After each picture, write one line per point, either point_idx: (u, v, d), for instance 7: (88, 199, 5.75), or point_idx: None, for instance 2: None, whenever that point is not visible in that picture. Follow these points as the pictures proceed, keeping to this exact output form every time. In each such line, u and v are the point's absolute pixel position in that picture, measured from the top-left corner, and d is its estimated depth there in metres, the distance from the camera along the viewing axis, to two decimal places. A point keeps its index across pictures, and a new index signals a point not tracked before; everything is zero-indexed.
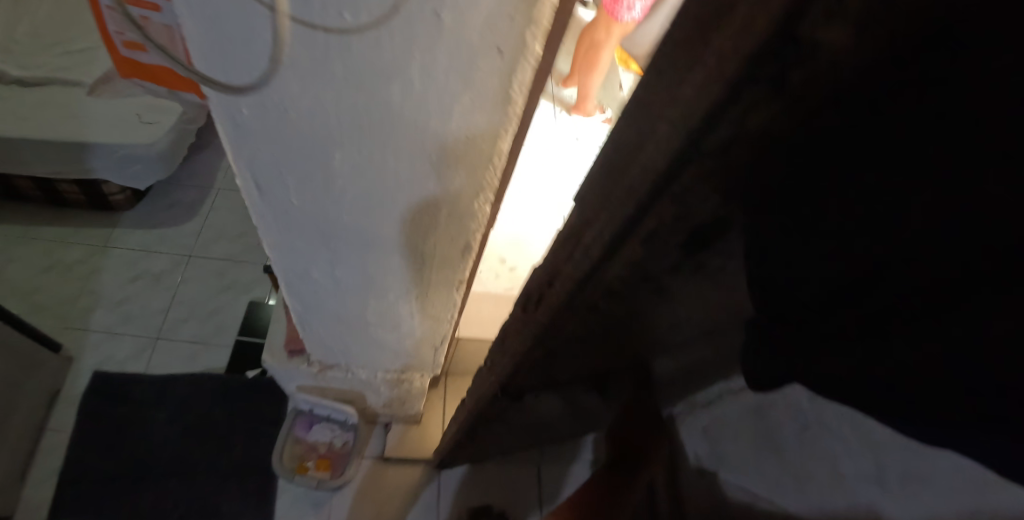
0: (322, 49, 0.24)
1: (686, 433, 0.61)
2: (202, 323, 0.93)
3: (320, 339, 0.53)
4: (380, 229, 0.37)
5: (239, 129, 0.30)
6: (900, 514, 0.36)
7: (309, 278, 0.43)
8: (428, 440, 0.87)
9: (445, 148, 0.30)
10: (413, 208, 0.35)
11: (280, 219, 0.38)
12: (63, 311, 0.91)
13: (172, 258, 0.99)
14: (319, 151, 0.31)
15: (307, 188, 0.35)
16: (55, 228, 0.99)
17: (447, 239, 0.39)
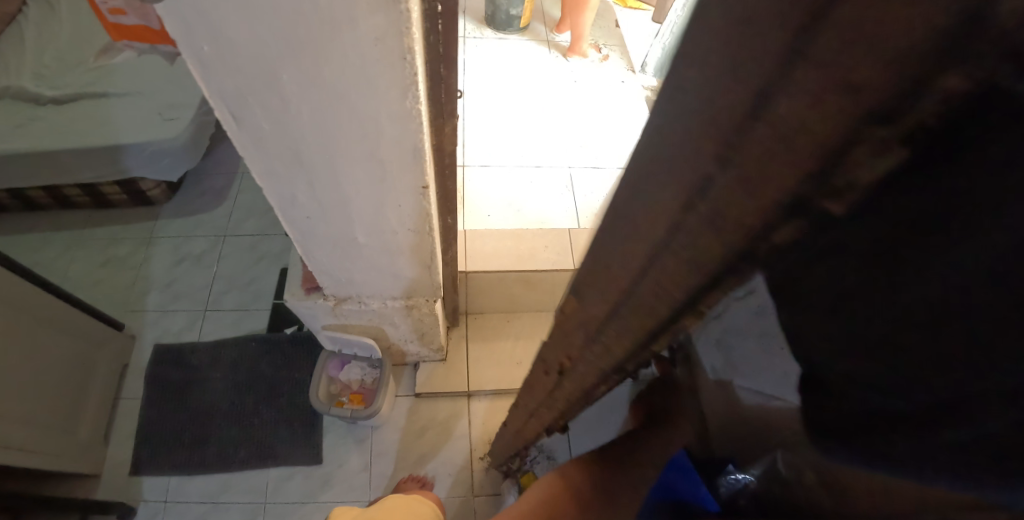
0: None
1: None
2: (241, 293, 1.03)
3: (326, 268, 0.58)
4: (341, 143, 0.41)
5: (199, 63, 0.34)
6: None
7: (297, 204, 0.48)
8: (454, 376, 0.94)
9: (367, 50, 0.33)
10: (361, 116, 0.38)
11: (257, 148, 0.42)
12: (122, 297, 1.03)
13: (209, 240, 1.09)
14: (266, 74, 0.35)
15: (269, 114, 0.38)
16: (106, 227, 1.10)
17: (396, 145, 0.42)
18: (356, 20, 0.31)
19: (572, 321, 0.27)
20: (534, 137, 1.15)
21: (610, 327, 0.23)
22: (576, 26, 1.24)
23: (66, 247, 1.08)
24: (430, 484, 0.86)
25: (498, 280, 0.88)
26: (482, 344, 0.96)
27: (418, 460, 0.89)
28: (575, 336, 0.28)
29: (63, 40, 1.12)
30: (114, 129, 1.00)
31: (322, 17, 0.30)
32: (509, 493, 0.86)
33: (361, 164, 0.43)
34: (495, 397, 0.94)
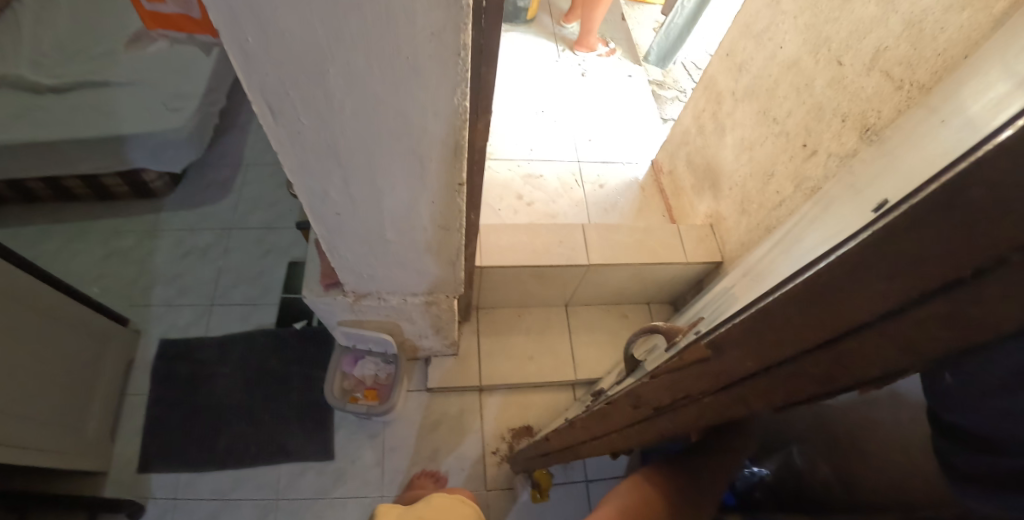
0: None
1: None
2: (249, 287, 1.01)
3: (348, 263, 0.57)
4: (381, 139, 0.40)
5: (246, 57, 0.33)
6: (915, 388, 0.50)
7: (329, 199, 0.47)
8: (466, 371, 0.93)
9: (420, 46, 0.32)
10: (407, 112, 0.38)
11: (295, 143, 0.41)
12: (126, 291, 1.01)
13: (213, 233, 1.07)
14: (314, 68, 0.34)
15: (312, 109, 0.37)
16: (107, 219, 1.08)
17: (437, 142, 0.41)
18: (415, 13, 0.30)
19: (712, 370, 0.27)
20: (543, 131, 1.14)
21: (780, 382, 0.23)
22: (587, 21, 1.23)
23: (65, 240, 1.05)
24: (444, 479, 0.86)
25: (511, 276, 0.88)
26: (493, 338, 0.97)
27: (432, 455, 0.89)
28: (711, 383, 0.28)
29: (60, 27, 1.09)
30: (116, 119, 0.97)
31: (381, 10, 0.30)
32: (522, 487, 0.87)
33: (399, 161, 0.43)
34: (507, 392, 0.94)
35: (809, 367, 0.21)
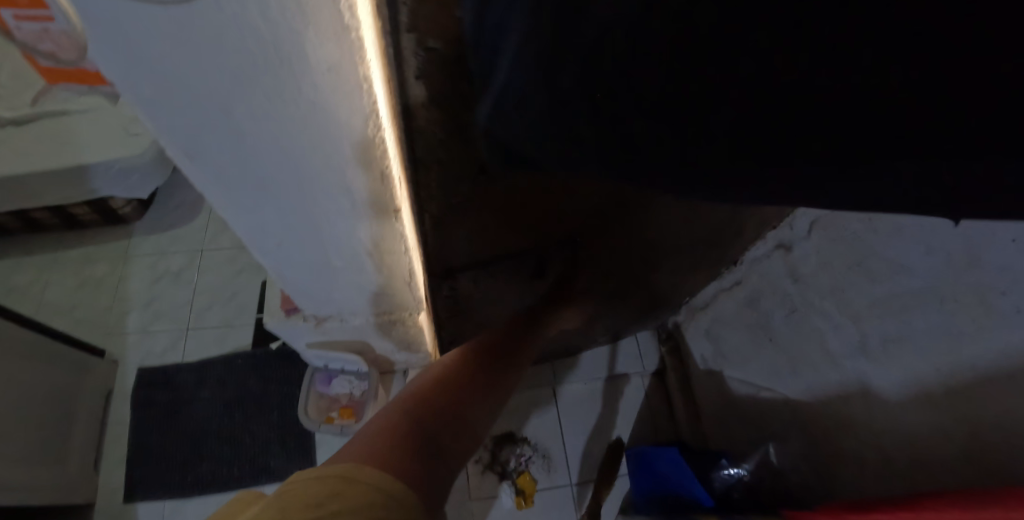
0: (160, 19, 0.25)
1: (695, 340, 0.96)
2: (224, 308, 1.01)
3: (296, 292, 0.57)
4: (300, 176, 0.40)
5: (147, 110, 0.32)
6: (878, 375, 0.58)
7: (266, 234, 0.47)
8: None
9: (321, 84, 0.32)
10: (321, 148, 0.37)
11: (220, 186, 0.40)
12: (102, 321, 1.00)
13: (186, 255, 1.06)
14: (218, 115, 0.33)
15: (228, 153, 0.37)
16: (79, 249, 1.07)
17: (362, 173, 0.40)
18: (305, 55, 0.29)
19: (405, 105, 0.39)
20: None
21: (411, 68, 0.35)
22: None
23: (39, 273, 1.04)
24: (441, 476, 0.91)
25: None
26: None
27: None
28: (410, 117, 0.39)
29: (16, 57, 1.07)
30: (78, 149, 0.96)
31: (269, 56, 0.29)
32: (505, 494, 0.92)
33: (324, 195, 0.42)
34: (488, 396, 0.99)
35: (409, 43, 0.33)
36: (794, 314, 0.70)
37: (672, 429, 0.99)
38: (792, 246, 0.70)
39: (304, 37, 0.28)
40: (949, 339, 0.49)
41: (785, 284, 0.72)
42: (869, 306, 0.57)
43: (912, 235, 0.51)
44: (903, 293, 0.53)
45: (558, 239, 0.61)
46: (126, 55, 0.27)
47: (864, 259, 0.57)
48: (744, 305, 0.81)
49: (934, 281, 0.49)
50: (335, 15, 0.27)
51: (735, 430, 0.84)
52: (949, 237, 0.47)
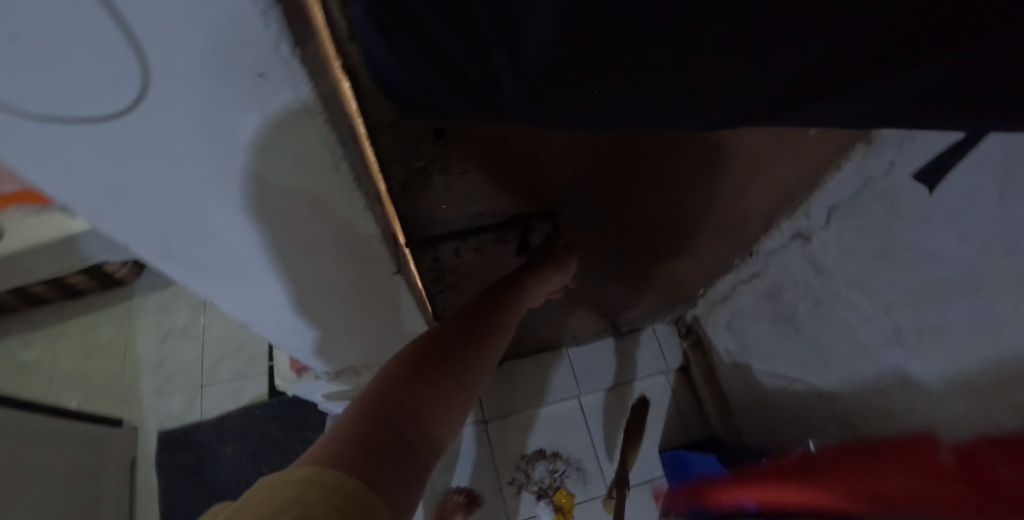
0: (108, 135, 0.24)
1: (717, 334, 0.94)
2: (236, 360, 1.00)
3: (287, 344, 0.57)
4: (271, 250, 0.38)
5: (119, 221, 0.32)
6: (917, 367, 0.57)
7: (265, 305, 0.46)
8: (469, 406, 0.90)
9: (290, 168, 0.30)
10: (290, 222, 0.35)
11: (209, 273, 0.40)
12: (115, 387, 0.99)
13: (190, 309, 1.05)
14: (191, 213, 0.32)
15: (210, 244, 0.36)
16: (81, 317, 1.05)
17: (351, 241, 0.39)
18: (259, 145, 0.28)
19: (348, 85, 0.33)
20: None
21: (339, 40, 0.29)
22: None
23: (45, 347, 1.03)
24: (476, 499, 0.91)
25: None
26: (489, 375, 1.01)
27: (468, 483, 0.94)
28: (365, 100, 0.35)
29: None
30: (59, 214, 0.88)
31: (229, 153, 0.28)
32: (543, 513, 0.91)
33: (309, 261, 0.41)
34: (510, 415, 0.98)
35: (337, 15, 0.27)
36: (819, 307, 0.69)
37: (703, 425, 0.97)
38: (810, 236, 0.69)
39: (254, 130, 0.26)
40: (995, 329, 0.47)
41: (807, 274, 0.71)
42: (900, 297, 0.56)
43: (941, 224, 0.49)
44: (937, 282, 0.52)
45: (543, 204, 0.57)
46: (67, 172, 0.26)
47: (890, 249, 0.56)
48: (765, 298, 0.80)
49: (971, 270, 0.47)
50: (288, 105, 0.25)
51: (772, 425, 0.84)
52: (985, 223, 0.45)
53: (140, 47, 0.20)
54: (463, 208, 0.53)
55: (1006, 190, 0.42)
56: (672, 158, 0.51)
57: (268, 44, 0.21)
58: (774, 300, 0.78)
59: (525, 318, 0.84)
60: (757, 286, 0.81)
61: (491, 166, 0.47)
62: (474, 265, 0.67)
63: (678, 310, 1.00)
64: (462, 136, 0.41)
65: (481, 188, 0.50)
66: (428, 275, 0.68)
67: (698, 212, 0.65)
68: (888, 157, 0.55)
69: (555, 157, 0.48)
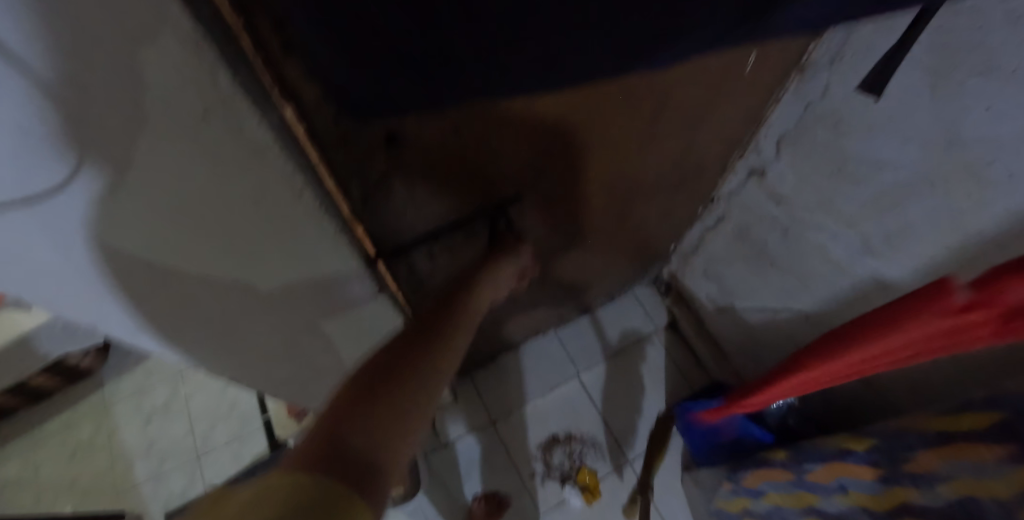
0: (37, 170, 0.23)
1: (696, 283, 0.95)
2: (229, 422, 0.96)
3: (253, 356, 0.57)
4: (222, 258, 0.38)
5: (94, 267, 0.32)
6: (891, 270, 0.60)
7: (243, 321, 0.48)
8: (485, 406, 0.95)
9: (227, 159, 0.30)
10: (234, 222, 0.36)
11: (188, 301, 0.41)
12: (109, 481, 0.94)
13: (168, 383, 1.00)
14: (155, 240, 0.33)
15: (185, 268, 0.37)
16: (54, 420, 0.99)
17: (302, 223, 0.41)
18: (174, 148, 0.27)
19: (292, 101, 0.32)
20: None
21: (281, 59, 0.29)
22: None
23: (23, 460, 0.97)
24: (506, 499, 0.92)
25: (480, 327, 0.84)
26: (487, 376, 1.00)
27: (492, 486, 0.93)
28: (314, 114, 0.34)
29: None
30: None
31: (170, 161, 0.28)
32: (572, 496, 0.92)
33: (276, 263, 0.43)
34: (517, 410, 0.98)
35: (268, 32, 0.27)
36: (787, 236, 0.72)
37: (702, 372, 1.00)
38: (764, 171, 0.71)
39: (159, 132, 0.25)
40: (957, 219, 0.50)
41: (769, 208, 0.73)
42: (862, 209, 0.59)
43: (886, 131, 0.52)
44: (892, 187, 0.55)
45: (508, 193, 0.55)
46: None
47: (844, 165, 0.59)
48: (735, 240, 0.81)
49: (920, 169, 0.51)
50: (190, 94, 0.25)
51: (764, 358, 0.86)
52: (923, 124, 0.48)
53: (53, 92, 0.19)
54: (427, 210, 0.52)
55: (939, 88, 0.44)
56: (627, 122, 0.52)
57: (172, 36, 0.21)
58: (743, 240, 0.80)
59: (508, 310, 0.84)
60: (723, 229, 0.83)
61: (447, 164, 0.46)
62: (443, 266, 0.65)
63: (654, 270, 1.01)
64: (412, 139, 0.40)
65: (438, 188, 0.49)
66: (404, 285, 0.66)
67: (655, 171, 0.65)
68: (824, 81, 0.57)
69: (509, 143, 0.47)
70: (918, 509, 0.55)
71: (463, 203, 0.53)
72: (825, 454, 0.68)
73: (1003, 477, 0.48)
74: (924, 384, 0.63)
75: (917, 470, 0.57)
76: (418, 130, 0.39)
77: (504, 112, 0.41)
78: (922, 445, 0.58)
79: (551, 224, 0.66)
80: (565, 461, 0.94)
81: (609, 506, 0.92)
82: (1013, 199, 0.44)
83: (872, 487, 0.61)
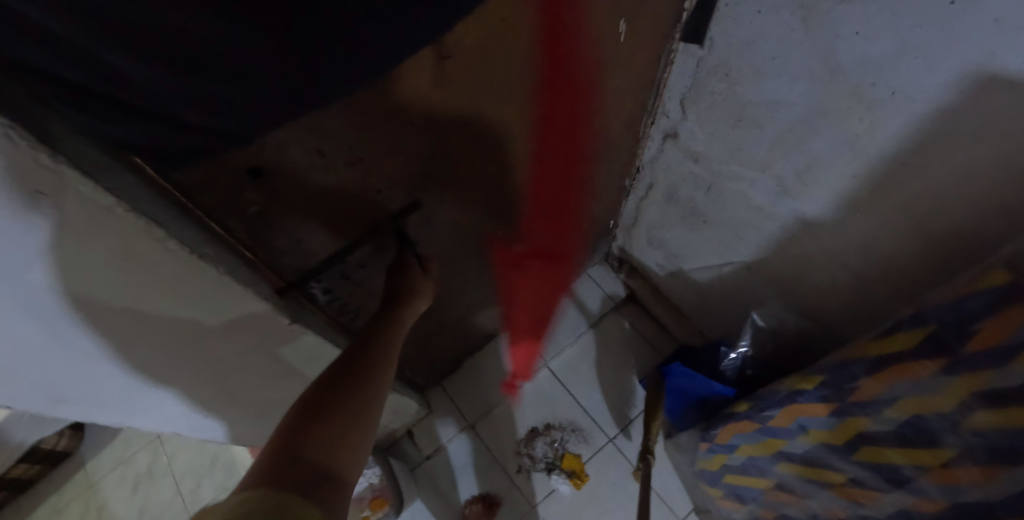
0: None
1: (643, 252, 0.95)
2: (213, 476, 0.96)
3: (189, 409, 0.57)
4: (149, 325, 0.40)
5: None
6: (810, 207, 0.60)
7: (167, 377, 0.48)
8: (461, 406, 0.99)
9: (79, 222, 0.29)
10: (130, 288, 0.36)
11: (98, 364, 0.41)
12: None
13: (148, 449, 1.00)
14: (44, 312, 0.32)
15: (84, 332, 0.36)
16: (42, 505, 1.00)
17: (189, 271, 0.39)
18: (61, 223, 0.28)
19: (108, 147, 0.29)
20: None
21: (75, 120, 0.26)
22: None
23: None
24: (496, 500, 0.93)
25: (433, 333, 0.85)
26: (458, 381, 1.01)
27: (483, 488, 0.94)
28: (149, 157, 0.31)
29: None
30: None
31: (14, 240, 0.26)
32: (560, 483, 0.93)
33: (177, 319, 0.42)
34: (494, 409, 0.99)
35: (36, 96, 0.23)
36: (710, 192, 0.72)
37: (667, 336, 1.02)
38: (676, 132, 0.70)
39: (73, 210, 0.28)
40: (856, 145, 0.50)
41: (689, 167, 0.72)
42: (770, 151, 0.59)
43: (774, 74, 0.50)
44: (790, 126, 0.54)
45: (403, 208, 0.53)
46: None
47: (743, 112, 0.57)
48: (666, 203, 0.81)
49: (810, 103, 0.50)
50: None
51: (719, 312, 0.88)
52: (804, 57, 0.46)
53: None
54: (326, 230, 0.51)
55: (808, 18, 0.42)
56: (513, 117, 0.50)
57: None
58: (673, 202, 0.79)
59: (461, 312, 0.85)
60: (652, 195, 0.83)
61: (327, 183, 0.44)
62: (365, 279, 0.64)
63: (603, 245, 1.01)
64: (275, 165, 0.39)
65: (326, 209, 0.47)
66: (330, 306, 0.65)
67: (563, 153, 0.64)
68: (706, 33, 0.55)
69: (389, 155, 0.45)
70: (873, 437, 0.56)
71: (365, 218, 0.52)
72: (781, 398, 0.68)
73: (942, 387, 0.49)
74: (865, 307, 0.64)
75: (864, 398, 0.57)
76: (278, 155, 0.37)
77: (372, 126, 0.40)
78: (865, 372, 0.58)
79: (469, 224, 0.66)
80: (548, 451, 0.95)
81: (599, 486, 0.93)
82: (904, 111, 0.44)
83: (828, 422, 0.62)
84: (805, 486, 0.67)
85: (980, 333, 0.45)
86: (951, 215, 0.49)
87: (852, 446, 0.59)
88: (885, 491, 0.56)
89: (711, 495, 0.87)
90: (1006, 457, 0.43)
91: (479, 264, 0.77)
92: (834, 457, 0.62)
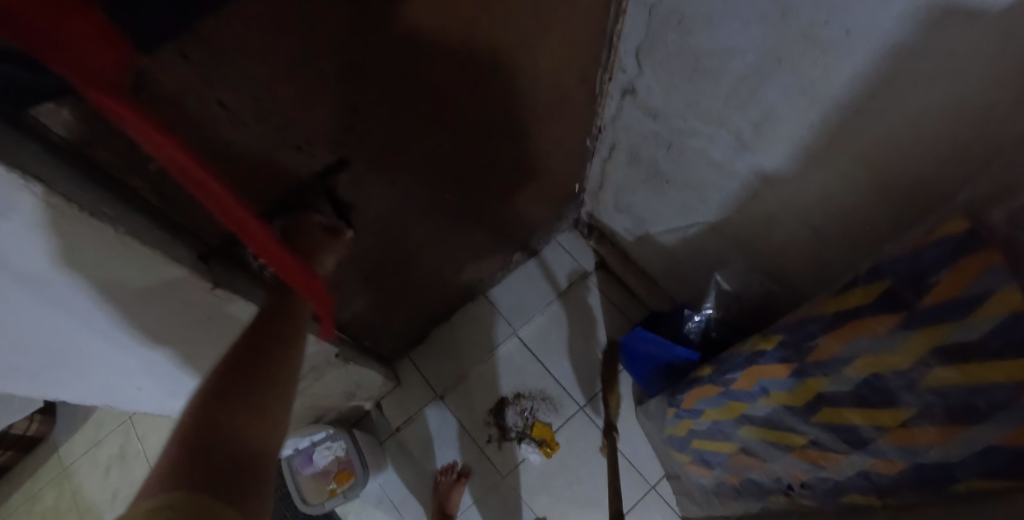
0: None
1: (611, 217, 0.93)
2: None
3: (125, 386, 0.56)
4: (76, 301, 0.38)
5: None
6: (768, 160, 0.57)
7: (107, 349, 0.47)
8: (432, 379, 0.99)
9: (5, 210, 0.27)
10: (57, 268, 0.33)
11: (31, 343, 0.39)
12: None
13: (119, 431, 1.01)
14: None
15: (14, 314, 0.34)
16: (23, 487, 1.02)
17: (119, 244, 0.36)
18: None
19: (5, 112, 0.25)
20: None
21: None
22: None
23: None
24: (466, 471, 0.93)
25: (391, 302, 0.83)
26: (428, 353, 1.01)
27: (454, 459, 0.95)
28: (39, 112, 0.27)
29: None
30: None
31: None
32: (530, 453, 0.93)
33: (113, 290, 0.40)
34: (464, 380, 0.98)
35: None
36: (670, 149, 0.68)
37: (637, 303, 1.01)
38: (634, 88, 0.66)
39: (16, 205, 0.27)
40: (815, 92, 0.46)
41: (649, 124, 0.69)
42: (726, 102, 0.55)
43: (726, 16, 0.45)
44: (745, 74, 0.50)
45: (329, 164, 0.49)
46: None
47: (698, 62, 0.53)
48: (629, 163, 0.78)
49: (763, 47, 0.46)
50: None
51: (687, 276, 0.86)
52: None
53: None
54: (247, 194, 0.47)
55: None
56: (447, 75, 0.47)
57: None
58: (636, 162, 0.76)
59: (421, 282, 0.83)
60: (613, 156, 0.80)
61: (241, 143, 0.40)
62: None
63: (571, 211, 0.99)
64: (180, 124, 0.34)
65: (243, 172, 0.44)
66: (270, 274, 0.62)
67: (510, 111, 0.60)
68: None
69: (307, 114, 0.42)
70: (832, 398, 0.54)
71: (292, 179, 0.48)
72: (743, 360, 0.66)
73: (900, 344, 0.46)
74: (826, 264, 0.62)
75: (821, 358, 0.55)
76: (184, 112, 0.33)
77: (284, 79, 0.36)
78: (822, 330, 0.56)
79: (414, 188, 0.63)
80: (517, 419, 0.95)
81: (570, 455, 0.93)
82: (860, 51, 0.39)
83: (789, 384, 0.60)
84: (767, 449, 0.65)
85: (939, 285, 0.42)
86: (911, 161, 0.45)
87: (811, 408, 0.57)
88: (843, 452, 0.54)
89: (679, 461, 0.86)
90: (961, 416, 0.41)
91: (430, 232, 0.75)
92: (794, 418, 0.60)
